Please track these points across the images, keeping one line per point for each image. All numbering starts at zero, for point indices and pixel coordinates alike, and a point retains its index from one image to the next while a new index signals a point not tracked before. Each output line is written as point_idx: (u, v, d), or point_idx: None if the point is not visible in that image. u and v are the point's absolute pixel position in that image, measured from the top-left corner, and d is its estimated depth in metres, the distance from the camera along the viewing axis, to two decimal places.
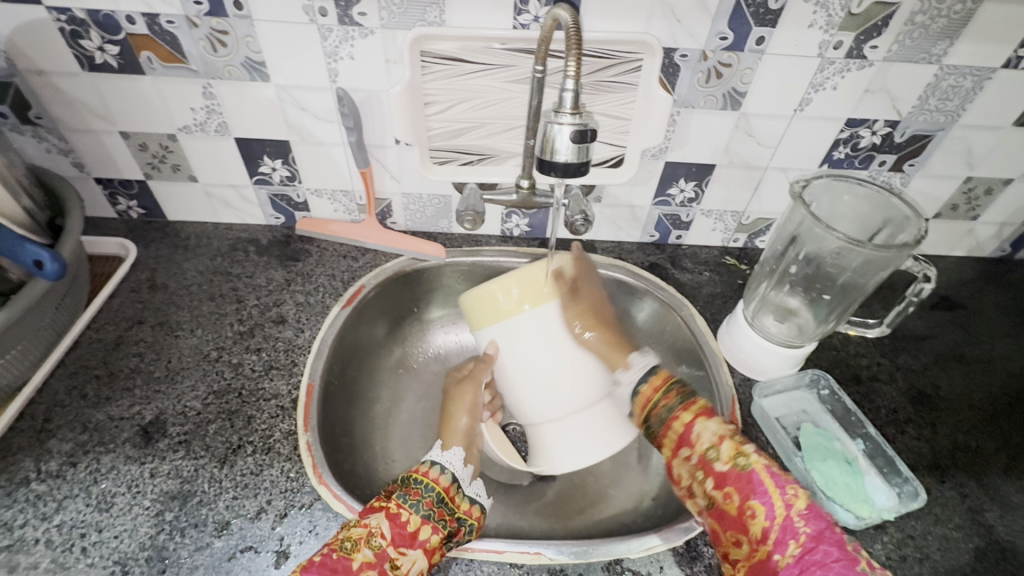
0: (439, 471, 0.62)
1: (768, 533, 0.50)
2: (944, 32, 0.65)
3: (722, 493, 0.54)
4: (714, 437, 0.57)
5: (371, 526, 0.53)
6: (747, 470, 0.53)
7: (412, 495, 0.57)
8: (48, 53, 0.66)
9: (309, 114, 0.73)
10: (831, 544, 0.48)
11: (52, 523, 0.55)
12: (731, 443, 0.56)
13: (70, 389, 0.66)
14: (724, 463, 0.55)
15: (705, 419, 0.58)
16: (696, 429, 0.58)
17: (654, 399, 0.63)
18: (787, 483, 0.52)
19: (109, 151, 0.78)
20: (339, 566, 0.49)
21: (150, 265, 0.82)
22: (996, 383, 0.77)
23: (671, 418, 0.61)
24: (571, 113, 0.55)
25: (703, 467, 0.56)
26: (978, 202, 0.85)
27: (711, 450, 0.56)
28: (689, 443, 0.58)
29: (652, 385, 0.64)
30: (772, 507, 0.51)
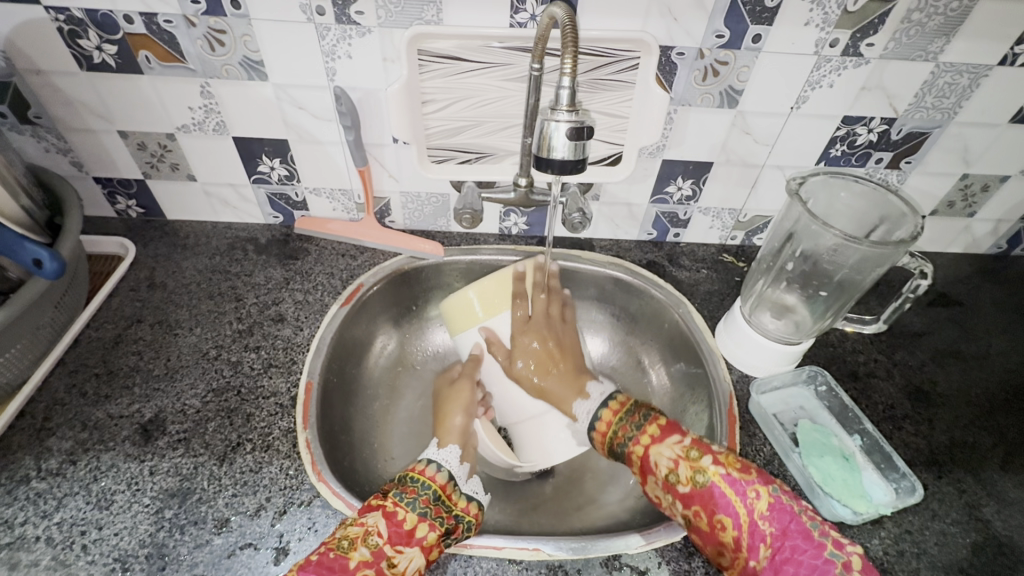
0: (436, 468, 0.61)
1: (740, 541, 0.51)
2: (940, 29, 0.65)
3: (691, 513, 0.54)
4: (671, 460, 0.56)
5: (368, 524, 0.53)
6: (706, 486, 0.53)
7: (408, 494, 0.57)
8: (47, 53, 0.67)
9: (307, 113, 0.74)
10: (797, 538, 0.49)
11: (53, 520, 0.55)
12: (687, 463, 0.55)
13: (70, 388, 0.66)
14: (685, 485, 0.54)
15: (659, 444, 0.58)
16: (653, 455, 0.57)
17: (612, 429, 0.63)
18: (746, 487, 0.52)
19: (108, 150, 0.78)
20: (336, 565, 0.49)
21: (149, 264, 0.82)
22: (993, 379, 0.77)
23: (631, 447, 0.60)
24: (568, 110, 0.55)
25: (669, 492, 0.56)
26: (974, 198, 0.85)
27: (672, 475, 0.55)
28: (651, 471, 0.57)
29: (611, 412, 0.64)
30: (736, 516, 0.51)
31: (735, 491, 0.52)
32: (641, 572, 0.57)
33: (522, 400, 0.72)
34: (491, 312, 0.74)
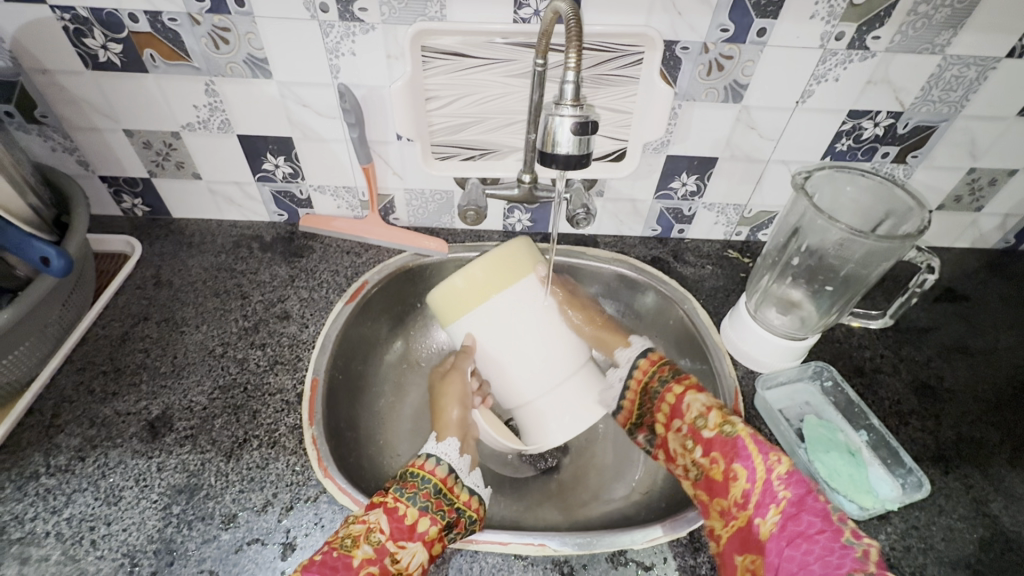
0: (435, 463, 0.62)
1: (750, 496, 0.53)
2: (947, 22, 0.65)
3: (710, 460, 0.57)
4: (703, 407, 0.60)
5: (370, 521, 0.54)
6: (731, 437, 0.56)
7: (409, 489, 0.58)
8: (52, 53, 0.67)
9: (311, 110, 0.74)
10: (813, 513, 0.49)
11: (62, 516, 0.56)
12: (717, 413, 0.58)
13: (78, 385, 0.67)
14: (710, 430, 0.57)
15: (695, 390, 0.62)
16: (686, 400, 0.61)
17: (647, 378, 0.67)
18: (770, 450, 0.54)
19: (113, 149, 0.78)
20: (340, 564, 0.50)
21: (155, 263, 0.82)
22: (1000, 374, 0.77)
23: (665, 391, 0.64)
24: (572, 105, 0.55)
25: (693, 436, 0.59)
26: (981, 193, 0.84)
27: (700, 419, 0.59)
28: (680, 414, 0.61)
29: (648, 362, 0.69)
30: (753, 472, 0.53)
31: (759, 451, 0.54)
32: (647, 567, 0.57)
33: (520, 385, 0.68)
34: (480, 299, 0.65)
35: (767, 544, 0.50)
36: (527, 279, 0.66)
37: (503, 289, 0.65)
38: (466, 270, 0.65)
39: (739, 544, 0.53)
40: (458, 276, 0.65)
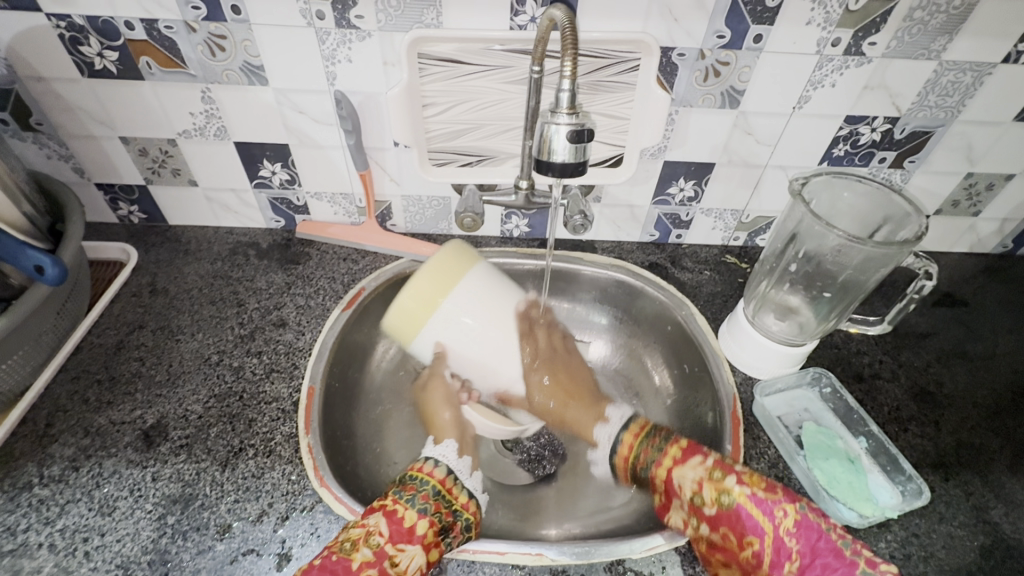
0: (433, 464, 0.62)
1: (768, 561, 0.51)
2: (943, 27, 0.65)
3: (719, 535, 0.54)
4: (695, 483, 0.57)
5: (369, 524, 0.53)
6: (733, 507, 0.54)
7: (409, 492, 0.57)
8: (48, 60, 0.67)
9: (307, 117, 0.74)
10: (827, 555, 0.49)
11: (55, 527, 0.55)
12: (711, 484, 0.56)
13: (73, 394, 0.66)
14: (710, 507, 0.55)
15: (681, 466, 0.59)
16: (677, 479, 0.59)
17: (635, 453, 0.66)
18: (773, 506, 0.53)
19: (109, 156, 0.78)
20: (339, 567, 0.49)
21: (150, 270, 0.82)
22: (1000, 380, 0.77)
23: (656, 470, 0.62)
24: (568, 113, 0.55)
25: (695, 515, 0.57)
26: (979, 197, 0.84)
27: (696, 496, 0.57)
28: (676, 495, 0.59)
29: (631, 436, 0.68)
30: (765, 536, 0.52)
31: (762, 510, 0.53)
32: None
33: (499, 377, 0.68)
34: (431, 310, 0.64)
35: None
36: (472, 271, 0.66)
37: (451, 292, 0.64)
38: (410, 286, 0.64)
39: None
40: (402, 294, 0.64)
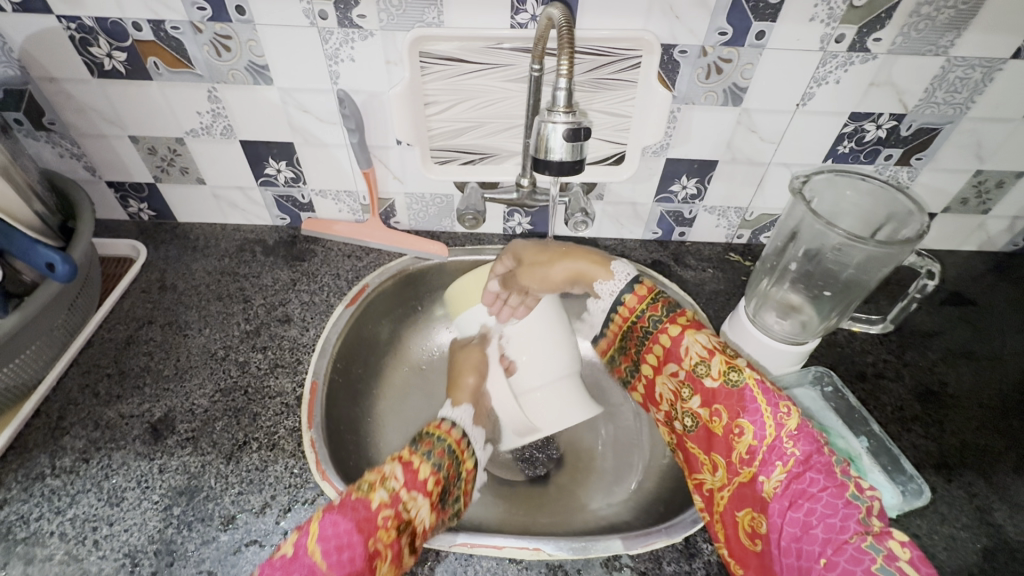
0: (450, 425, 0.64)
1: (755, 452, 0.53)
2: (951, 23, 0.64)
3: (711, 412, 0.57)
4: (703, 350, 0.59)
5: (385, 470, 0.56)
6: (739, 387, 0.56)
7: (424, 447, 0.60)
8: (60, 61, 0.68)
9: (312, 116, 0.74)
10: (818, 470, 0.50)
11: (66, 516, 0.57)
12: (721, 358, 0.57)
13: (83, 388, 0.68)
14: (713, 380, 0.57)
15: (693, 331, 0.60)
16: (685, 342, 0.60)
17: (635, 315, 0.65)
18: (778, 401, 0.54)
19: (120, 155, 0.80)
20: (358, 506, 0.52)
21: (160, 266, 0.84)
22: (1007, 381, 0.76)
23: (659, 331, 0.62)
24: (564, 112, 0.55)
25: (692, 382, 0.59)
26: (988, 195, 0.83)
27: (701, 365, 0.58)
28: (677, 358, 0.61)
29: (635, 296, 0.65)
30: (761, 427, 0.53)
31: (767, 402, 0.54)
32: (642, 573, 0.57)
33: (532, 369, 0.72)
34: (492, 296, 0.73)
35: (771, 504, 0.51)
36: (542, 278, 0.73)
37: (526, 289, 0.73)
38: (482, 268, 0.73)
39: (740, 501, 0.54)
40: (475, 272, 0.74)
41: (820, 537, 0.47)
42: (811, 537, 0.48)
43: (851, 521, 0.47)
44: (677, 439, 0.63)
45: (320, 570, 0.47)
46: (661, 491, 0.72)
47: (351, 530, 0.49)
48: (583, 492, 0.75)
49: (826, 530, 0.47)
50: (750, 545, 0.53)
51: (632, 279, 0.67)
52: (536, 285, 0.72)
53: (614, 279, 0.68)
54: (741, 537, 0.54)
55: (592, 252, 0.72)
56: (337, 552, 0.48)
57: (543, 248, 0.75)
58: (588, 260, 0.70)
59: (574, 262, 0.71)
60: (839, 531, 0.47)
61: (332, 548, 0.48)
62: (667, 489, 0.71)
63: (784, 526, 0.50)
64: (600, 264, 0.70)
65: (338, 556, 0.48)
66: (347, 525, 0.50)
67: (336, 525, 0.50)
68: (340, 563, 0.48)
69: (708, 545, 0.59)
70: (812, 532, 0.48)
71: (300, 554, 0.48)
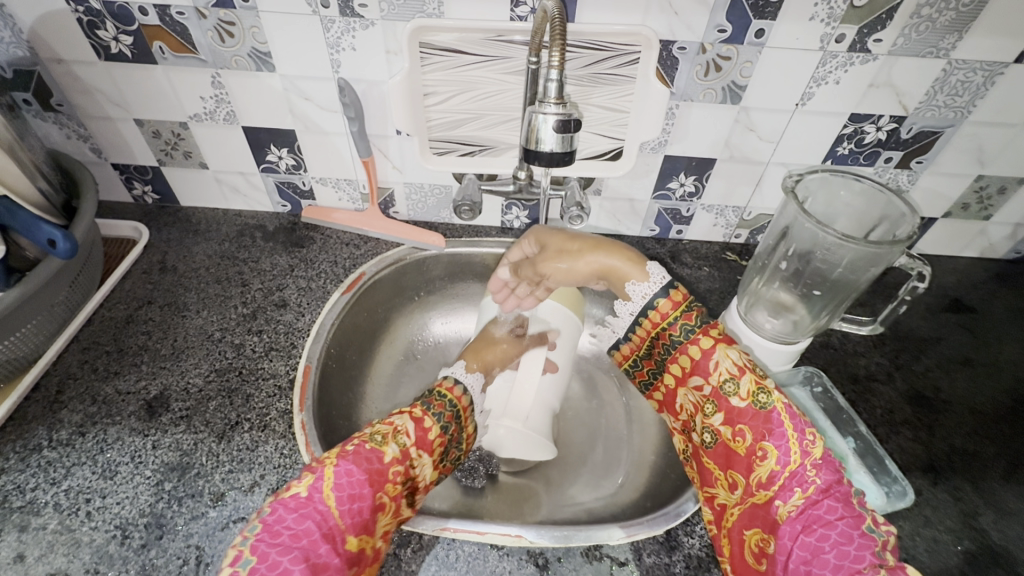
0: (462, 390, 0.66)
1: (775, 477, 0.52)
2: (952, 25, 0.64)
3: (734, 432, 0.55)
4: (733, 367, 0.56)
5: (397, 424, 0.57)
6: (767, 408, 0.54)
7: (432, 405, 0.62)
8: (68, 43, 0.70)
9: (313, 103, 0.75)
10: (837, 500, 0.49)
11: (61, 487, 0.58)
12: (751, 377, 0.55)
13: (82, 363, 0.70)
14: (742, 399, 0.55)
15: (726, 347, 0.57)
16: (715, 357, 0.57)
17: (665, 323, 0.60)
18: (805, 428, 0.53)
19: (125, 137, 0.81)
20: (372, 456, 0.53)
21: (161, 248, 0.85)
22: (1001, 388, 0.75)
23: (689, 342, 0.59)
24: (555, 103, 0.56)
25: (716, 398, 0.56)
26: (990, 201, 0.82)
27: (730, 383, 0.56)
28: (705, 372, 0.57)
29: (670, 302, 0.60)
30: (787, 454, 0.52)
31: (793, 427, 0.53)
32: (622, 563, 0.57)
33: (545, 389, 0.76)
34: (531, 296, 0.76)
35: (783, 527, 0.50)
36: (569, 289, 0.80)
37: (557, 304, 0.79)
38: (528, 239, 0.72)
39: (749, 519, 0.54)
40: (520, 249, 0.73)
41: (832, 563, 0.46)
42: (821, 562, 0.47)
43: (866, 553, 0.46)
44: (692, 450, 0.61)
45: (332, 517, 0.49)
46: (647, 486, 0.72)
47: (362, 482, 0.51)
48: (573, 487, 0.76)
49: (838, 557, 0.46)
50: (753, 562, 0.53)
51: (668, 283, 0.61)
52: (556, 275, 0.69)
53: (648, 281, 0.62)
54: (746, 554, 0.54)
55: (626, 248, 0.66)
56: (350, 500, 0.50)
57: (569, 235, 0.69)
58: (621, 258, 0.65)
59: (604, 259, 0.66)
60: (853, 560, 0.46)
61: (346, 497, 0.50)
62: (653, 484, 0.72)
63: (795, 549, 0.49)
64: (634, 263, 0.64)
65: (349, 505, 0.50)
66: (361, 476, 0.51)
67: (351, 475, 0.51)
68: (351, 512, 0.50)
69: (690, 538, 0.60)
70: (824, 557, 0.47)
71: (315, 498, 0.49)
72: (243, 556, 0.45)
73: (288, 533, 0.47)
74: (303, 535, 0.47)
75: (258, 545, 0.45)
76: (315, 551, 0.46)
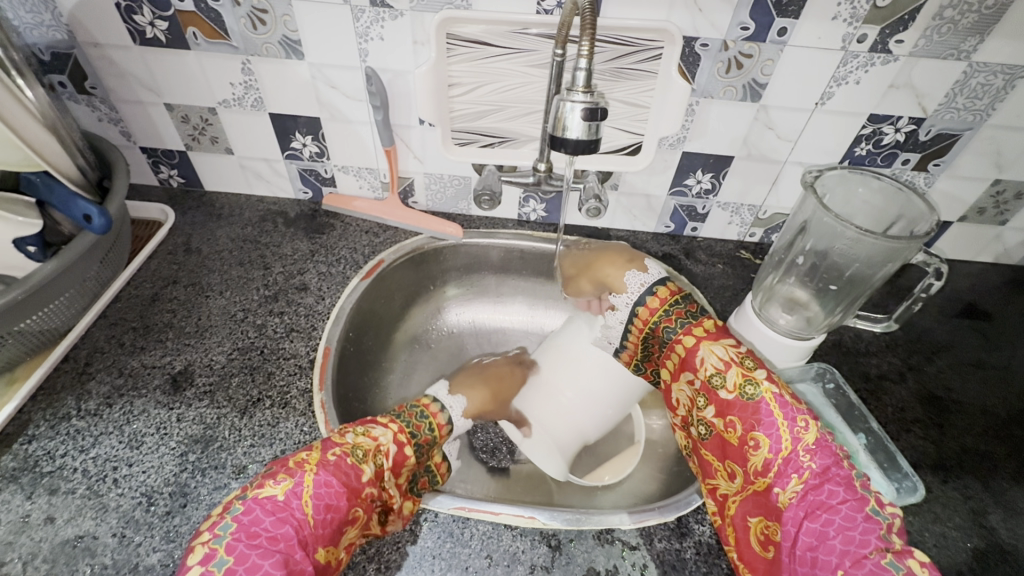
0: (445, 419, 0.68)
1: (770, 464, 0.55)
2: (974, 28, 0.64)
3: (726, 422, 0.59)
4: (720, 363, 0.61)
5: (379, 442, 0.59)
6: (755, 399, 0.58)
7: (414, 427, 0.65)
8: (106, 28, 0.72)
9: (340, 92, 0.77)
10: (837, 484, 0.51)
11: (89, 455, 0.60)
12: (738, 370, 0.60)
13: (110, 338, 0.71)
14: (730, 392, 0.59)
15: (709, 344, 0.63)
16: (701, 353, 0.63)
17: (653, 322, 0.70)
18: (796, 416, 0.56)
19: (155, 121, 0.83)
20: (351, 471, 0.55)
21: (185, 231, 0.87)
22: (1013, 392, 0.76)
23: (675, 341, 0.67)
24: (583, 92, 0.58)
25: (707, 392, 0.62)
26: (1007, 206, 0.82)
27: (717, 377, 0.61)
28: (692, 367, 0.64)
29: (649, 308, 0.70)
30: (778, 441, 0.55)
31: (784, 416, 0.56)
32: (633, 547, 0.58)
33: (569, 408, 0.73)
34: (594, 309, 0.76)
35: (786, 513, 0.53)
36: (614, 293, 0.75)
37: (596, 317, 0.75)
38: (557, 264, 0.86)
39: (755, 506, 0.56)
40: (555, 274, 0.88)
41: (838, 548, 0.48)
42: (828, 547, 0.49)
43: (871, 537, 0.48)
44: (692, 445, 0.65)
45: (308, 525, 0.50)
46: (661, 479, 0.73)
47: (340, 493, 0.52)
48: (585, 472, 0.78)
49: (844, 542, 0.48)
50: (761, 550, 0.54)
51: (647, 288, 0.72)
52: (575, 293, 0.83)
53: (627, 291, 0.73)
54: (753, 542, 0.55)
55: (617, 259, 0.77)
56: (325, 510, 0.51)
57: (578, 259, 0.84)
58: (610, 270, 0.77)
59: (597, 272, 0.79)
60: (859, 544, 0.48)
61: (322, 506, 0.51)
62: (666, 477, 0.73)
63: (800, 536, 0.51)
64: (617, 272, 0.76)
65: (324, 515, 0.51)
66: (339, 488, 0.53)
67: (330, 486, 0.52)
68: (324, 523, 0.51)
69: (700, 526, 0.60)
70: (830, 543, 0.49)
71: (292, 504, 0.50)
72: (218, 555, 0.46)
73: (266, 535, 0.48)
74: (281, 538, 0.48)
75: (235, 545, 0.47)
76: (292, 556, 0.47)
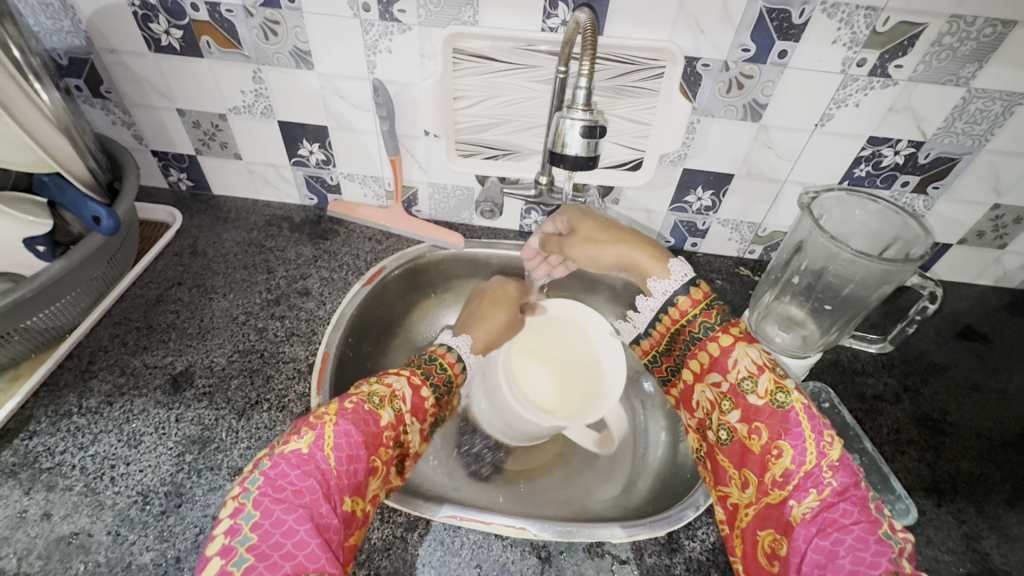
0: (455, 358, 0.70)
1: (791, 476, 0.54)
2: (972, 55, 0.65)
3: (750, 429, 0.57)
4: (752, 366, 0.59)
5: (395, 389, 0.60)
6: (784, 407, 0.56)
7: (427, 370, 0.66)
8: (123, 36, 0.74)
9: (348, 102, 0.78)
10: (853, 504, 0.51)
11: (88, 452, 0.61)
12: (771, 376, 0.58)
13: (113, 337, 0.73)
14: (759, 398, 0.57)
15: (745, 346, 0.60)
16: (736, 355, 0.60)
17: (687, 317, 0.64)
18: (823, 429, 0.55)
19: (166, 125, 0.85)
20: (370, 417, 0.56)
21: (193, 233, 0.88)
22: (1009, 416, 0.75)
23: (710, 338, 0.62)
24: (582, 110, 0.59)
25: (734, 396, 0.59)
26: (1006, 230, 0.83)
27: (747, 381, 0.58)
28: (723, 369, 0.60)
29: (691, 299, 0.64)
30: (803, 454, 0.54)
31: (811, 428, 0.55)
32: (622, 561, 0.59)
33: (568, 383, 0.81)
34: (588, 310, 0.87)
35: (798, 529, 0.52)
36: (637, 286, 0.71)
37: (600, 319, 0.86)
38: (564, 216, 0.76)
39: (762, 520, 0.56)
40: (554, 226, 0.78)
41: (847, 568, 0.47)
42: (836, 566, 0.48)
43: (882, 559, 0.47)
44: (707, 448, 0.63)
45: (332, 476, 0.50)
46: (651, 492, 0.74)
47: (360, 444, 0.53)
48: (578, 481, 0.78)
49: (854, 562, 0.48)
50: (766, 564, 0.54)
51: (689, 281, 0.65)
52: (585, 261, 0.73)
53: (670, 278, 0.66)
54: (759, 555, 0.55)
55: (649, 242, 0.70)
56: (348, 461, 0.52)
57: (596, 221, 0.73)
58: (644, 253, 0.69)
59: (628, 252, 0.69)
60: (869, 565, 0.47)
61: (345, 458, 0.52)
62: (658, 489, 0.74)
63: (809, 552, 0.50)
64: (657, 259, 0.68)
65: (348, 466, 0.52)
66: (358, 438, 0.53)
67: (350, 435, 0.53)
68: (348, 473, 0.51)
69: (690, 542, 0.61)
70: (839, 561, 0.48)
71: (316, 456, 0.50)
72: (246, 509, 0.46)
73: (292, 488, 0.48)
74: (307, 493, 0.48)
75: (262, 500, 0.47)
76: (317, 510, 0.47)
